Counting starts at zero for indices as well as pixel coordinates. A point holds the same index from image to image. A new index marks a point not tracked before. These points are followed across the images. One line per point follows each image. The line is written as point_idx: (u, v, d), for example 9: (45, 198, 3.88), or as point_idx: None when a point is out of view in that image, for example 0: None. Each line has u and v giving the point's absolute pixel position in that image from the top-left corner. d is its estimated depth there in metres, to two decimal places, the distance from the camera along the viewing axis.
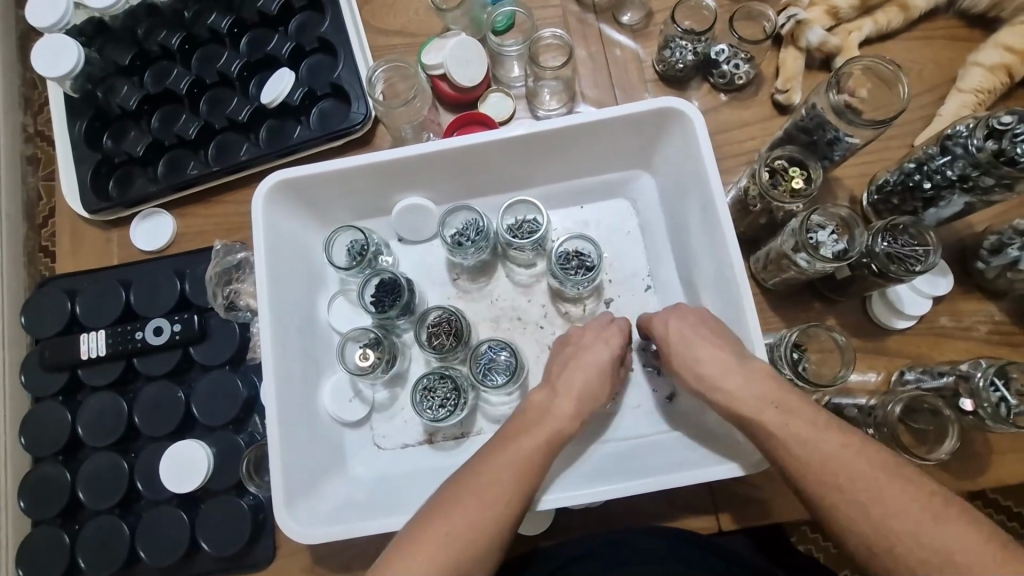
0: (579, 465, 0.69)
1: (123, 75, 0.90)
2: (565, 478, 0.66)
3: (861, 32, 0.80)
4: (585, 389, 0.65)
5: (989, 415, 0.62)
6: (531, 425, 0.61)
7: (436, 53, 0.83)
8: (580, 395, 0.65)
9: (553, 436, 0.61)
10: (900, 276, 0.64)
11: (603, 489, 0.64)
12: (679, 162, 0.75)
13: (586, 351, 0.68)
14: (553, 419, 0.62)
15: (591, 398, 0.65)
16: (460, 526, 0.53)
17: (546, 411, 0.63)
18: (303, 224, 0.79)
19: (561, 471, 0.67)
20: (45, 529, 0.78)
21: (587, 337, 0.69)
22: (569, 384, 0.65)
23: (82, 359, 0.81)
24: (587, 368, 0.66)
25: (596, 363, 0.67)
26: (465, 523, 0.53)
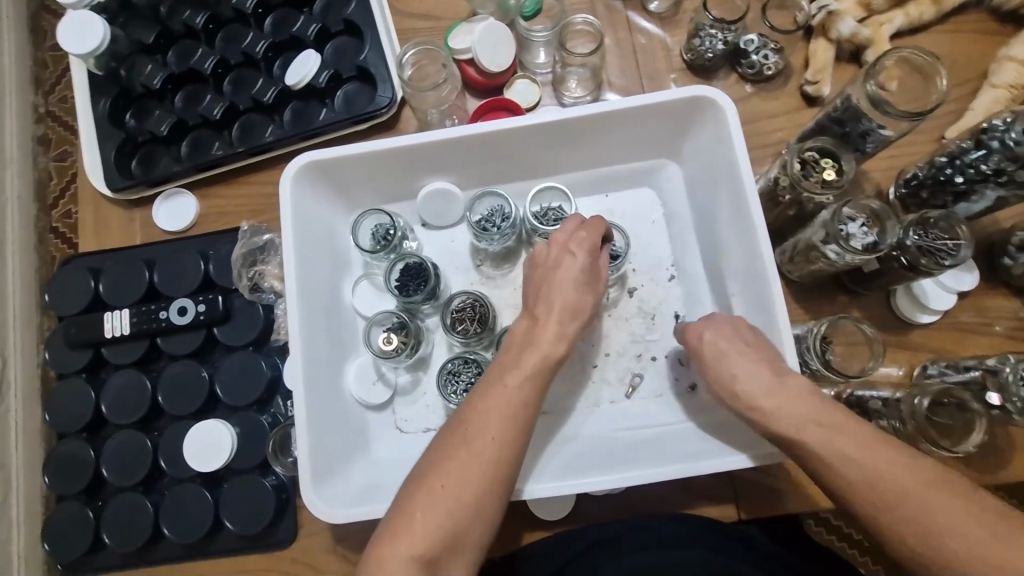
0: (565, 459, 0.69)
1: (146, 53, 0.89)
2: (543, 469, 0.67)
3: (892, 25, 0.80)
4: (567, 308, 0.64)
5: (1018, 410, 0.62)
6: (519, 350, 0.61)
7: (463, 38, 0.82)
8: (561, 315, 0.63)
9: (544, 355, 0.60)
10: (930, 269, 0.64)
11: (577, 483, 0.64)
12: (709, 152, 0.74)
13: (557, 268, 0.66)
14: (538, 345, 0.61)
15: (574, 313, 0.64)
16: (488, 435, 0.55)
17: (529, 339, 0.62)
18: (329, 207, 0.79)
19: (541, 462, 0.68)
20: (69, 505, 0.78)
21: (553, 248, 0.67)
22: (549, 303, 0.64)
23: (106, 338, 0.81)
24: (563, 284, 0.64)
25: (573, 277, 0.65)
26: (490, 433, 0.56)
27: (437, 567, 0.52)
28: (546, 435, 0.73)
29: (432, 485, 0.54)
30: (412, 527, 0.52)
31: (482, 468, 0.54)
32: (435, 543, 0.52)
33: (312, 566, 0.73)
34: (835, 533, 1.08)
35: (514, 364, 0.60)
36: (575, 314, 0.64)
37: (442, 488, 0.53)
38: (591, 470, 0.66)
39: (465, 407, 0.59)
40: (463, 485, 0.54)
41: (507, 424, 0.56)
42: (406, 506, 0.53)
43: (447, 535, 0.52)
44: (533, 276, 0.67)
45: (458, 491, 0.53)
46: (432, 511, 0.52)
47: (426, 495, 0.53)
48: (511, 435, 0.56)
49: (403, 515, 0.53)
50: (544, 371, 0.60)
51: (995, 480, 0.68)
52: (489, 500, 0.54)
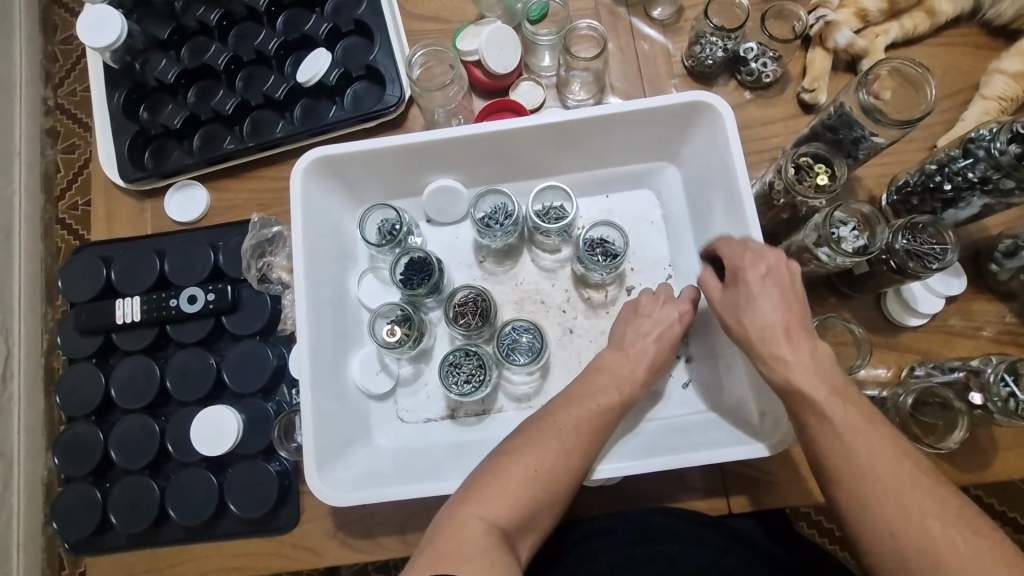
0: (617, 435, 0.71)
1: (162, 49, 0.91)
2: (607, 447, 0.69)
3: (888, 36, 0.82)
4: (653, 361, 0.69)
5: (999, 409, 0.65)
6: (605, 384, 0.67)
7: (472, 40, 0.84)
8: (650, 365, 0.69)
9: (623, 396, 0.67)
10: (917, 273, 0.66)
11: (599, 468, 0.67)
12: (706, 155, 0.77)
13: (652, 320, 0.72)
14: (625, 383, 0.67)
15: (659, 368, 0.70)
16: (560, 444, 0.61)
17: (616, 375, 0.68)
18: (337, 203, 0.81)
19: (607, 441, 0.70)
20: (77, 486, 0.81)
21: (656, 304, 0.73)
22: (639, 352, 0.70)
23: (117, 324, 0.83)
24: (656, 337, 0.71)
25: (667, 336, 0.71)
26: (564, 444, 0.61)
27: (509, 538, 0.57)
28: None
29: (528, 465, 0.59)
30: (498, 498, 0.57)
31: (565, 465, 0.60)
32: (511, 518, 0.57)
33: (314, 550, 0.75)
34: (814, 528, 1.12)
35: (596, 392, 0.66)
36: (659, 368, 0.70)
37: (535, 472, 0.59)
38: (614, 455, 0.68)
39: (536, 418, 0.64)
40: (546, 471, 0.59)
41: (592, 436, 0.63)
42: (495, 477, 0.59)
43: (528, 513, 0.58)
44: (621, 323, 0.73)
45: (518, 492, 0.58)
46: (520, 485, 0.58)
47: (519, 474, 0.59)
48: (591, 444, 0.63)
49: (491, 485, 0.58)
50: (616, 410, 0.65)
51: (979, 477, 0.70)
52: (559, 495, 0.60)
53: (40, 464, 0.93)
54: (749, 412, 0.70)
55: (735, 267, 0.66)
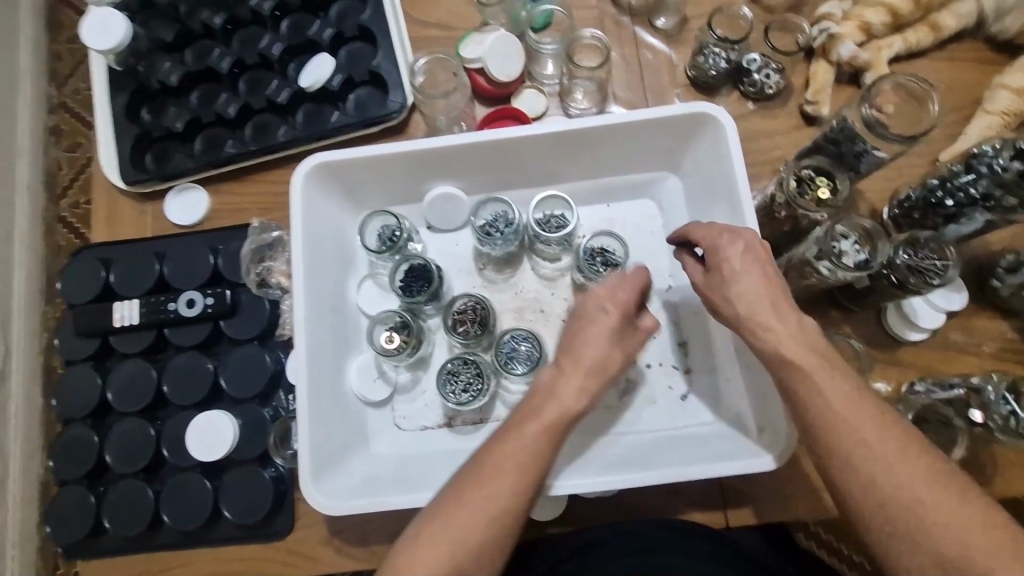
0: (582, 456, 0.70)
1: (165, 51, 0.91)
2: (573, 467, 0.68)
3: (892, 50, 0.82)
4: (592, 364, 0.62)
5: (999, 427, 0.65)
6: (539, 405, 0.61)
7: (474, 48, 0.84)
8: (589, 367, 0.62)
9: (563, 412, 0.60)
10: (918, 288, 0.67)
11: (587, 481, 0.66)
12: (708, 166, 0.77)
13: (591, 322, 0.64)
14: (563, 399, 0.60)
15: (603, 366, 0.63)
16: (494, 489, 0.56)
17: (553, 390, 0.62)
18: (337, 208, 0.81)
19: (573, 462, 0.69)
20: (72, 489, 0.80)
21: (592, 300, 0.66)
22: (576, 360, 0.63)
23: (115, 327, 0.83)
24: (595, 338, 0.63)
25: (605, 333, 0.64)
26: (498, 488, 0.56)
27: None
28: (585, 433, 0.75)
29: (459, 517, 0.55)
30: (433, 558, 0.54)
31: (503, 515, 0.56)
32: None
33: (308, 557, 0.75)
34: (813, 540, 1.11)
35: (534, 415, 0.60)
36: (603, 367, 0.63)
37: (467, 523, 0.55)
38: (586, 473, 0.67)
39: (476, 455, 0.59)
40: (483, 526, 0.55)
41: (530, 472, 0.57)
42: (426, 533, 0.55)
43: (466, 571, 0.54)
44: (569, 326, 0.66)
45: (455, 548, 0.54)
46: (453, 542, 0.54)
47: (451, 527, 0.55)
48: (532, 482, 0.57)
49: (426, 545, 0.55)
50: (553, 431, 0.59)
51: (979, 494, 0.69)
52: (503, 545, 0.56)
53: (36, 465, 0.93)
54: (748, 425, 0.70)
55: (715, 249, 0.62)
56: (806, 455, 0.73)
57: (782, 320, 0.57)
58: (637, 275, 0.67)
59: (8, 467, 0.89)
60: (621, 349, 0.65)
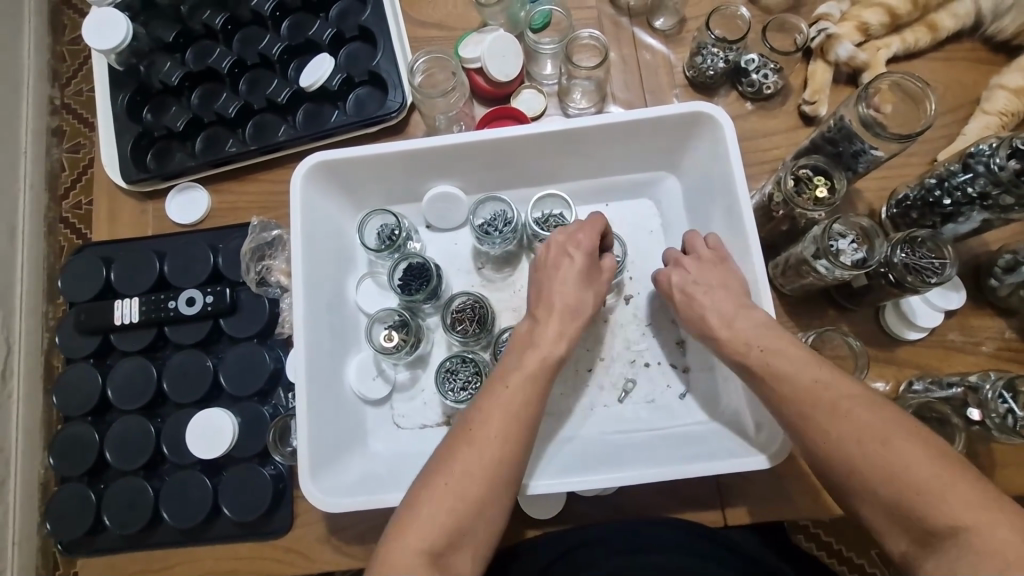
0: (550, 455, 0.71)
1: (166, 52, 0.92)
2: (543, 466, 0.69)
3: (889, 50, 0.82)
4: (564, 310, 0.69)
5: (997, 426, 0.64)
6: (518, 360, 0.65)
7: (473, 47, 0.85)
8: (562, 314, 0.69)
9: (542, 358, 0.65)
10: (916, 287, 0.66)
11: (572, 480, 0.66)
12: (706, 166, 0.77)
13: (557, 270, 0.71)
14: (539, 349, 0.66)
15: (573, 314, 0.69)
16: (478, 445, 0.58)
17: (529, 342, 0.67)
18: (336, 207, 0.82)
19: (542, 461, 0.69)
20: (72, 486, 0.80)
21: (552, 252, 0.72)
22: (549, 307, 0.69)
23: (116, 325, 0.83)
24: (563, 284, 0.70)
25: (571, 276, 0.70)
26: (482, 443, 0.58)
27: (443, 559, 0.54)
28: (576, 427, 0.76)
29: (444, 479, 0.57)
30: (423, 519, 0.55)
31: (485, 473, 0.57)
32: (439, 537, 0.54)
33: (307, 555, 0.75)
34: (812, 541, 1.11)
35: (515, 369, 0.64)
36: (573, 314, 0.69)
37: (450, 484, 0.56)
38: (559, 472, 0.67)
39: (460, 420, 0.62)
40: (468, 484, 0.56)
41: (510, 426, 0.59)
42: (415, 501, 0.56)
43: (450, 531, 0.55)
44: (540, 280, 0.72)
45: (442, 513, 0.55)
46: (443, 505, 0.55)
47: (437, 489, 0.56)
48: (513, 438, 0.59)
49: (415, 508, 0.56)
50: (536, 381, 0.63)
51: None
52: (485, 509, 0.56)
53: (38, 462, 0.93)
54: (746, 424, 0.70)
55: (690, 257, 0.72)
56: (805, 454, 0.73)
57: (726, 287, 0.68)
58: (594, 225, 0.74)
59: (10, 464, 0.90)
60: (591, 295, 0.71)
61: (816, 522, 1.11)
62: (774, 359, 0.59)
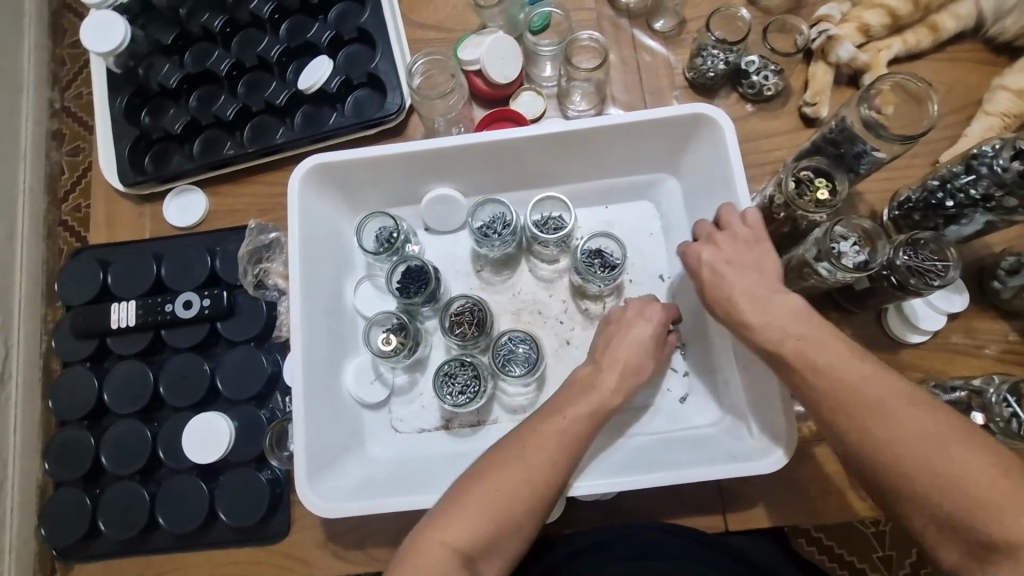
0: (603, 453, 0.70)
1: (165, 54, 0.92)
2: (593, 465, 0.68)
3: (890, 51, 0.82)
4: (631, 365, 0.67)
5: (1001, 430, 0.63)
6: (577, 397, 0.65)
7: (473, 49, 0.84)
8: (624, 372, 0.67)
9: (599, 405, 0.64)
10: (918, 289, 0.66)
11: (617, 481, 0.65)
12: (706, 167, 0.76)
13: (625, 328, 0.70)
14: (598, 393, 0.65)
15: (636, 371, 0.67)
16: (528, 461, 0.58)
17: (589, 387, 0.66)
18: (335, 209, 0.81)
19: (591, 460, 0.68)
20: (68, 491, 0.80)
21: (628, 313, 0.71)
22: (613, 360, 0.68)
23: (112, 328, 0.82)
24: (629, 343, 0.69)
25: (639, 339, 0.69)
26: (533, 460, 0.58)
27: (471, 565, 0.54)
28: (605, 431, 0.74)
29: (490, 486, 0.57)
30: (458, 522, 0.55)
31: (527, 490, 0.57)
32: (469, 545, 0.54)
33: (304, 561, 0.74)
34: (815, 546, 1.10)
35: (571, 405, 0.64)
36: (636, 372, 0.67)
37: (496, 492, 0.56)
38: (612, 472, 0.66)
39: (510, 435, 0.62)
40: (515, 495, 0.57)
41: (561, 452, 0.60)
42: (457, 504, 0.56)
43: (487, 536, 0.55)
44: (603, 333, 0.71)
45: (482, 518, 0.55)
46: (487, 510, 0.56)
47: (480, 496, 0.56)
48: (561, 461, 0.59)
49: (452, 514, 0.56)
50: (589, 422, 0.63)
51: None
52: (517, 525, 0.56)
53: (35, 467, 0.92)
54: (748, 428, 0.70)
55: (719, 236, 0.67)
56: (807, 458, 0.72)
57: (760, 272, 0.63)
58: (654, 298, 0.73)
59: (9, 468, 0.89)
60: (655, 357, 0.69)
61: (818, 526, 1.10)
62: (783, 358, 0.58)
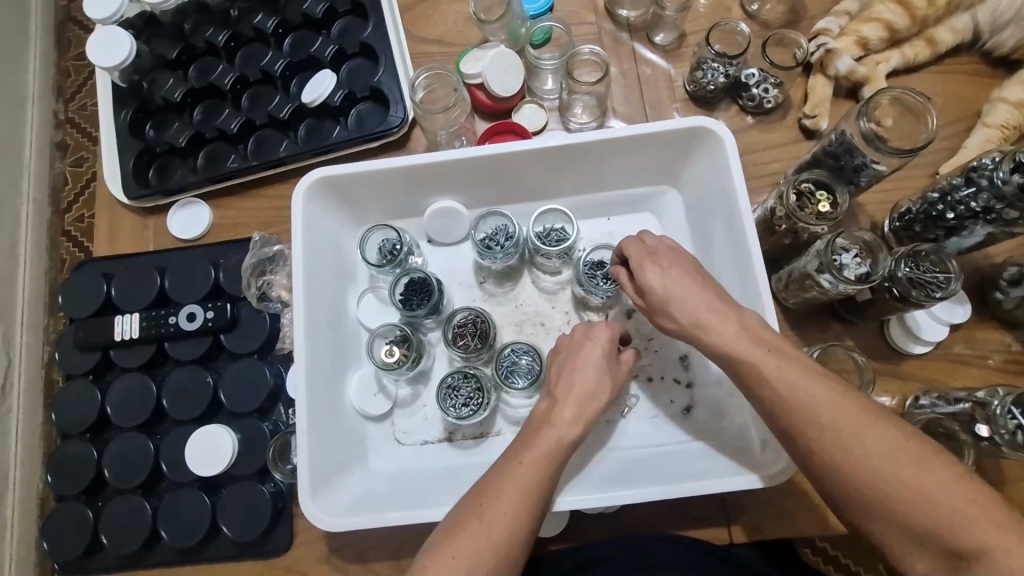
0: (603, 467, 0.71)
1: (169, 68, 0.92)
2: (587, 481, 0.68)
3: (888, 64, 0.83)
4: (585, 391, 0.64)
5: (1006, 442, 0.63)
6: (534, 435, 0.62)
7: (474, 64, 0.86)
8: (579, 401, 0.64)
9: (560, 438, 0.61)
10: (920, 302, 0.66)
11: (608, 495, 0.65)
12: (707, 179, 0.77)
13: (578, 354, 0.67)
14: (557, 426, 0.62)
15: (594, 396, 0.65)
16: (502, 508, 0.56)
17: (547, 420, 0.63)
18: (338, 222, 0.82)
19: (584, 476, 0.69)
20: (69, 505, 0.79)
21: (575, 336, 0.69)
22: (568, 389, 0.65)
23: (115, 341, 0.82)
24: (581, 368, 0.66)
25: (589, 363, 0.66)
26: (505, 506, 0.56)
27: None
28: (597, 443, 0.75)
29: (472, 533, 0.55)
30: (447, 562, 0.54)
31: (520, 513, 0.57)
32: None
33: (307, 575, 0.74)
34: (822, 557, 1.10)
35: (534, 442, 0.61)
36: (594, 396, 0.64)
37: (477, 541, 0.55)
38: (605, 486, 0.67)
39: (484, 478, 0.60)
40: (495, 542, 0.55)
41: (530, 493, 0.57)
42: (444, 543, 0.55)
43: None
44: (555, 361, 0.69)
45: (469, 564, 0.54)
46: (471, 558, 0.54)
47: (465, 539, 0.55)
48: (534, 501, 0.58)
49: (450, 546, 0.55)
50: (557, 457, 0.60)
51: None
52: (507, 559, 0.55)
53: (36, 478, 0.93)
54: (751, 441, 0.69)
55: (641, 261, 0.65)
56: None
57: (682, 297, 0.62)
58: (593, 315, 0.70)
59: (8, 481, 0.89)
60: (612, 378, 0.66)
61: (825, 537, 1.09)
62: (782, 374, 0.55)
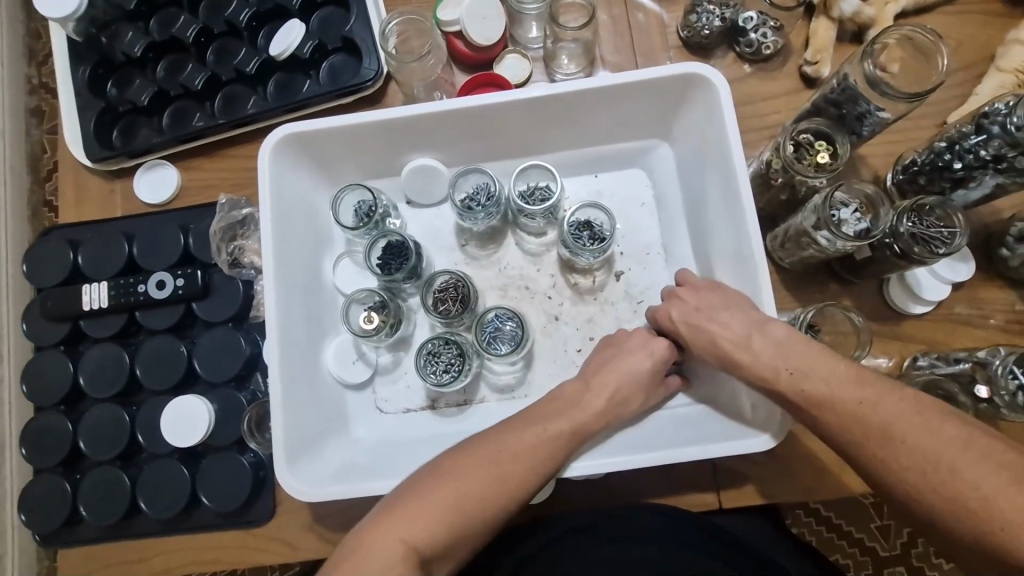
0: None
1: (128, 20, 0.86)
2: None
3: (898, 4, 0.76)
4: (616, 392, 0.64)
5: (1006, 404, 0.62)
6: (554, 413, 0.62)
7: (453, 9, 0.80)
8: (612, 398, 0.64)
9: (573, 426, 0.61)
10: (923, 258, 0.62)
11: (590, 464, 0.63)
12: (700, 131, 0.72)
13: (623, 358, 0.67)
14: (579, 412, 0.62)
15: (623, 401, 0.65)
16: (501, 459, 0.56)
17: (574, 403, 0.63)
18: (310, 182, 0.77)
19: None
20: (47, 477, 0.78)
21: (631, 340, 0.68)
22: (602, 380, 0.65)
23: (84, 311, 0.80)
24: (621, 373, 0.66)
25: (629, 371, 0.66)
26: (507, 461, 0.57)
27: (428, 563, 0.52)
28: None
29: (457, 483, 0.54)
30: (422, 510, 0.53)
31: (510, 474, 0.56)
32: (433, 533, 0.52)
33: (289, 543, 0.73)
34: (822, 524, 1.06)
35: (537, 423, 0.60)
36: (619, 403, 0.64)
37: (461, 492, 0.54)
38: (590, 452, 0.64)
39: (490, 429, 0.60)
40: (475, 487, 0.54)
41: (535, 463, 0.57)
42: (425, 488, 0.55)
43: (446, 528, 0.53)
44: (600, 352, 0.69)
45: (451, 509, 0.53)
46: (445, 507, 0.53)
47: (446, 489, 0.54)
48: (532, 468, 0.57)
49: (404, 513, 0.53)
50: (568, 439, 0.60)
51: None
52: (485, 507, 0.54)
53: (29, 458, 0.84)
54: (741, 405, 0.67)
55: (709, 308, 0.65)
56: (801, 434, 0.70)
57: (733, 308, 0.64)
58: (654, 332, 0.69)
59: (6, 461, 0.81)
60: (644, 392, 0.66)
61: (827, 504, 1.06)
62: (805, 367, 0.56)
